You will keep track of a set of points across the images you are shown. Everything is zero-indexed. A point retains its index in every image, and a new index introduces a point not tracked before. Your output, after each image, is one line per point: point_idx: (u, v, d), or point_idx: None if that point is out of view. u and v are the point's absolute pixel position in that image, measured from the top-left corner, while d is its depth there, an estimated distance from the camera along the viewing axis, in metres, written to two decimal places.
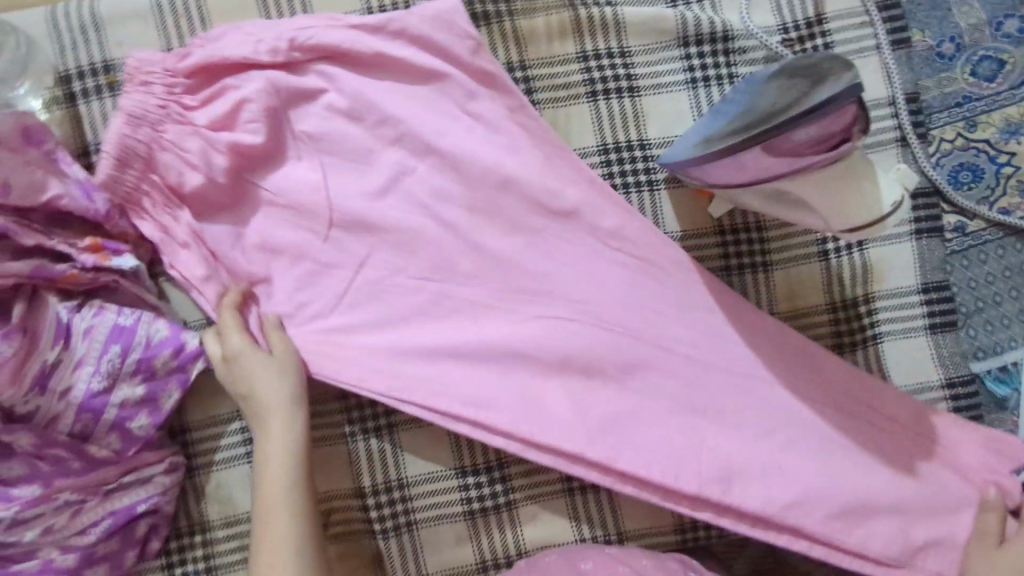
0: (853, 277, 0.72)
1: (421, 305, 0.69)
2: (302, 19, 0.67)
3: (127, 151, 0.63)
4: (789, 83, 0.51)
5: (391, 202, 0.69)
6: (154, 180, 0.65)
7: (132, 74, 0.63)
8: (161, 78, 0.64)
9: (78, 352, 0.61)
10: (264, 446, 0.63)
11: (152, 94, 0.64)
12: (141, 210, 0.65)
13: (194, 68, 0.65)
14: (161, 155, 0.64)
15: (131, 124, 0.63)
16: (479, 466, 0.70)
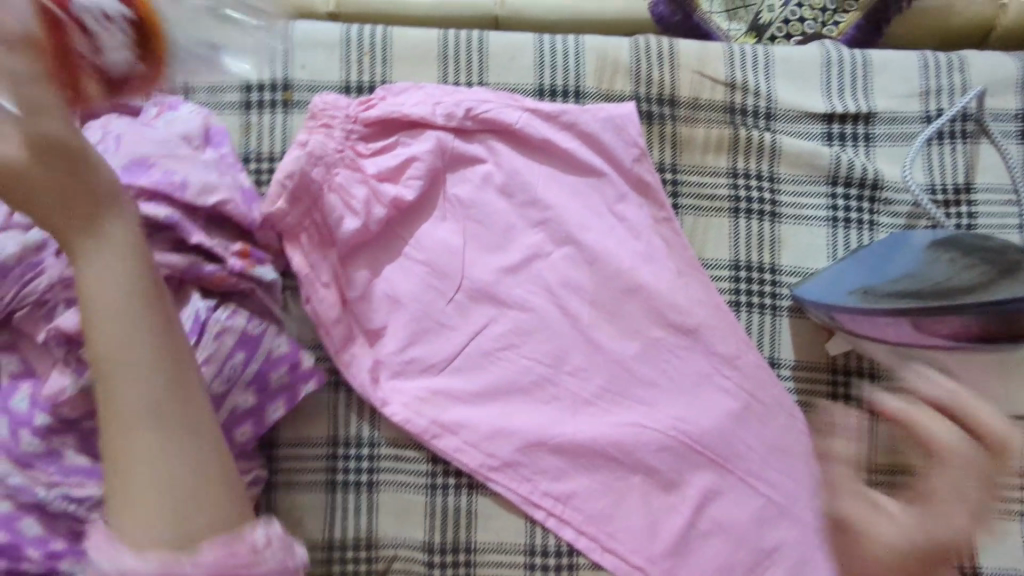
0: None
1: (532, 380, 0.70)
2: (481, 92, 0.72)
3: (301, 188, 0.66)
4: (967, 266, 0.54)
5: (521, 274, 0.72)
6: (314, 216, 0.67)
7: (317, 113, 0.68)
8: (343, 122, 0.69)
9: (206, 351, 0.61)
10: (111, 430, 0.48)
11: (332, 137, 0.68)
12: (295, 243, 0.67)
13: (373, 119, 0.70)
14: (328, 196, 0.67)
15: (309, 161, 0.67)
16: (549, 548, 0.69)
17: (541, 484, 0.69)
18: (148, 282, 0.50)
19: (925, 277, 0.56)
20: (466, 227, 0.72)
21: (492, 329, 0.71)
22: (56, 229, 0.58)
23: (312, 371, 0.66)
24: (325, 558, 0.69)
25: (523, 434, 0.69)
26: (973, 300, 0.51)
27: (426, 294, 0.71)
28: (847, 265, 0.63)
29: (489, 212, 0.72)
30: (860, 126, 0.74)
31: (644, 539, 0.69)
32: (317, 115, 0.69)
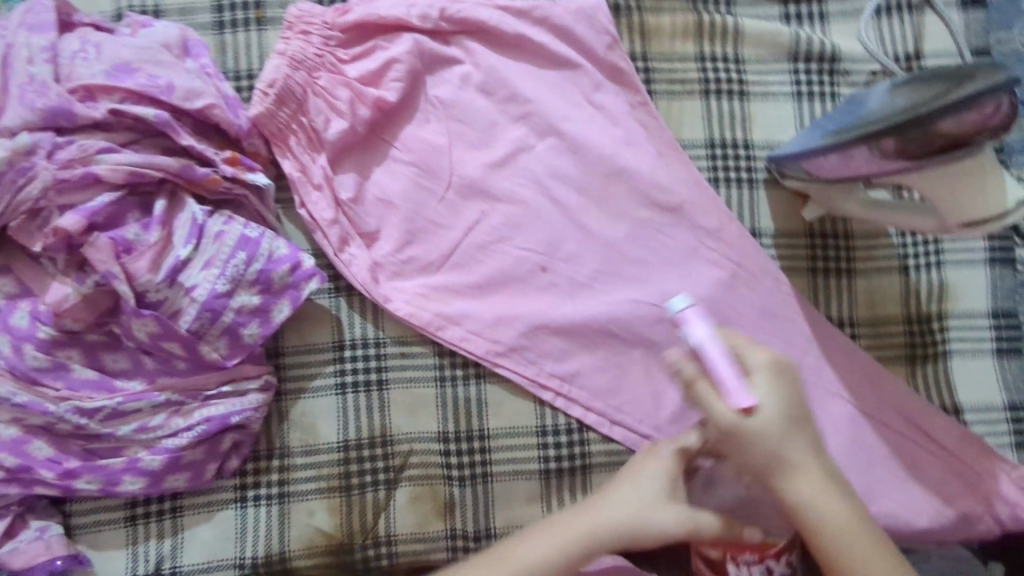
0: (929, 292, 0.76)
1: (528, 267, 0.73)
2: None
3: (286, 92, 0.68)
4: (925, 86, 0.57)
5: (509, 168, 0.74)
6: (303, 122, 0.69)
7: (293, 23, 0.70)
8: (320, 30, 0.70)
9: (207, 253, 0.62)
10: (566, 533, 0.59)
11: (310, 42, 0.69)
12: (285, 147, 0.69)
13: (349, 25, 0.71)
14: (313, 99, 0.69)
15: (291, 66, 0.68)
16: (559, 428, 0.71)
17: (546, 365, 0.71)
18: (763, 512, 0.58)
19: (891, 102, 0.58)
20: (451, 126, 0.74)
21: (486, 222, 0.73)
22: (47, 133, 0.59)
23: (313, 269, 0.65)
24: (341, 460, 0.69)
25: (525, 319, 0.71)
26: (946, 105, 0.53)
27: (418, 194, 0.72)
28: (815, 128, 0.67)
29: (472, 110, 0.74)
30: (814, 5, 0.78)
31: (649, 408, 0.72)
32: (294, 24, 0.70)
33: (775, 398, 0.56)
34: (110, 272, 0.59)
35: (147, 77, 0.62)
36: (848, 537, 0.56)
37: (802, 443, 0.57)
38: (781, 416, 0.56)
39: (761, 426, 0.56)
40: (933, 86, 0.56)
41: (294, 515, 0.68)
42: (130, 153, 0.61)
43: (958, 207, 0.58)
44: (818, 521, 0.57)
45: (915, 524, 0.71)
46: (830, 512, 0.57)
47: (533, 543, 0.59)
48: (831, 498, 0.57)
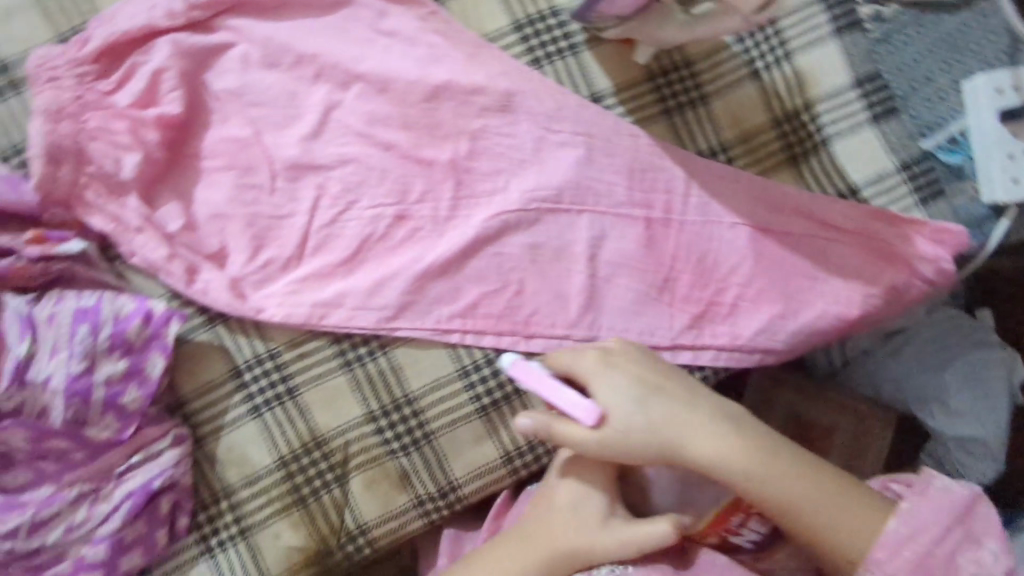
0: (787, 87, 0.73)
1: (387, 224, 0.70)
2: None
3: (57, 148, 0.62)
4: None
5: (327, 133, 0.70)
6: (94, 173, 0.64)
7: (36, 73, 0.63)
8: (68, 69, 0.63)
9: (49, 341, 0.59)
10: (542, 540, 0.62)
11: (62, 86, 0.63)
12: (86, 206, 0.64)
13: (98, 51, 0.64)
14: (92, 144, 0.63)
15: (51, 121, 0.62)
16: (479, 363, 0.70)
17: (442, 310, 0.69)
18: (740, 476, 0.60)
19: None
20: (251, 114, 0.69)
21: (327, 195, 0.69)
22: None
23: (168, 312, 0.63)
24: (286, 476, 0.68)
25: (403, 274, 0.69)
26: None
27: (247, 196, 0.68)
28: None
29: (263, 89, 0.69)
30: None
31: (557, 309, 0.70)
32: (37, 73, 0.63)
33: (726, 442, 0.61)
34: None
35: None
36: (785, 501, 0.59)
37: (797, 471, 0.60)
38: (810, 482, 0.60)
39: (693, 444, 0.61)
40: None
41: (262, 544, 0.68)
42: None
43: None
44: (777, 483, 0.59)
45: (851, 316, 0.70)
46: (803, 493, 0.59)
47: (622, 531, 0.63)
48: (817, 487, 0.60)
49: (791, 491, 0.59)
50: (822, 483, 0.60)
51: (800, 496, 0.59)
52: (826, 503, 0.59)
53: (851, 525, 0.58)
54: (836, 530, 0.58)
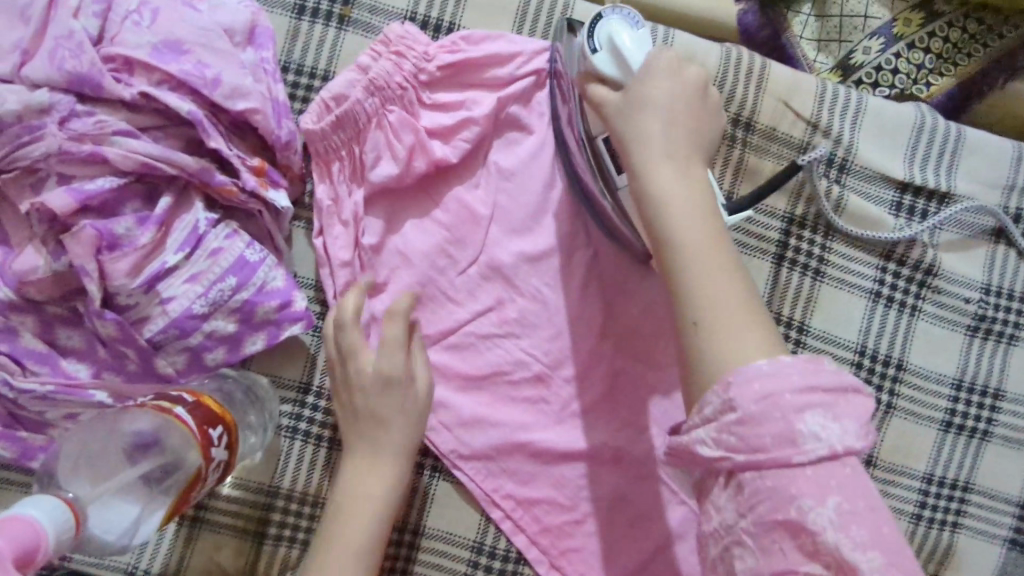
0: (932, 553, 0.68)
1: (525, 378, 0.66)
2: None
3: (350, 114, 0.62)
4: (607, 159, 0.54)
5: (544, 265, 0.66)
6: (355, 153, 0.63)
7: (391, 40, 0.63)
8: (417, 59, 0.63)
9: (197, 267, 0.56)
10: None
11: (401, 67, 0.63)
12: (327, 171, 0.63)
13: (446, 65, 0.64)
14: (375, 133, 0.63)
15: (367, 91, 0.62)
16: (496, 551, 0.66)
17: (506, 485, 0.66)
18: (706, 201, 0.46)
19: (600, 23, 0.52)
20: (498, 200, 0.66)
21: (498, 312, 0.66)
22: (67, 96, 0.52)
23: (303, 314, 0.60)
24: (267, 504, 0.65)
25: (503, 431, 0.66)
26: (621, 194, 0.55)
27: (438, 260, 0.66)
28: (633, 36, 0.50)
29: (528, 189, 0.66)
30: (933, 204, 0.69)
31: (595, 566, 0.66)
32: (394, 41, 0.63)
33: (673, 171, 0.46)
34: (83, 266, 0.53)
35: (194, 64, 0.55)
36: (684, 203, 0.45)
37: (671, 175, 0.46)
38: (697, 205, 0.46)
39: (653, 189, 0.46)
40: (641, 42, 0.49)
41: (199, 543, 0.64)
42: (151, 141, 0.54)
43: (664, 134, 0.47)
44: (665, 220, 0.45)
45: None
46: (686, 226, 0.45)
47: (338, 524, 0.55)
48: (708, 256, 0.44)
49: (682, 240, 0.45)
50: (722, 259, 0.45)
51: (687, 245, 0.44)
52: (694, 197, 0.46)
53: (732, 349, 0.42)
54: (717, 346, 0.43)
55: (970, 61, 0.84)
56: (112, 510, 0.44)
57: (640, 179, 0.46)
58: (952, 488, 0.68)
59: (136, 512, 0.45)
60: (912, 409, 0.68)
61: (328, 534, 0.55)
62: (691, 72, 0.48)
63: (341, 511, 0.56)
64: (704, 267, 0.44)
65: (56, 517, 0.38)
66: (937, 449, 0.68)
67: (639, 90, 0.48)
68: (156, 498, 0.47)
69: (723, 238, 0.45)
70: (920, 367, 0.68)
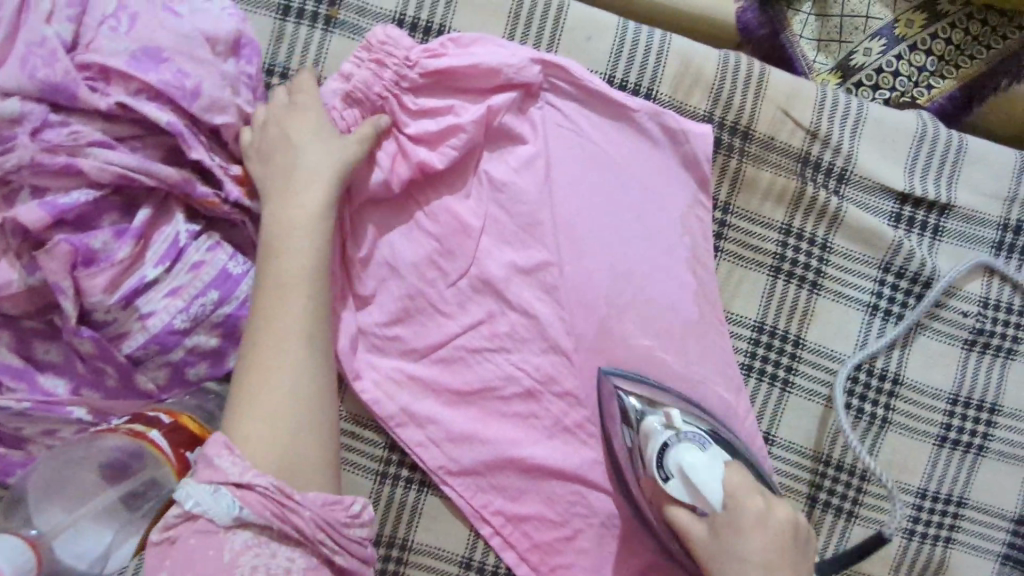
0: (925, 567, 0.68)
1: (516, 392, 0.65)
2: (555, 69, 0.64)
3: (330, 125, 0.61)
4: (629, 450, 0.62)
5: (536, 277, 0.65)
6: None
7: (373, 45, 0.60)
8: (397, 66, 0.60)
9: (177, 281, 0.55)
10: None
11: (381, 76, 0.60)
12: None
13: (431, 71, 0.61)
14: None
15: (346, 102, 0.61)
16: (486, 567, 0.66)
17: (496, 500, 0.65)
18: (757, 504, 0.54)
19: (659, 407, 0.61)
20: (489, 210, 0.65)
21: (488, 325, 0.65)
22: (40, 106, 0.50)
23: None
24: None
25: (493, 446, 0.64)
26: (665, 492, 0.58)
27: (427, 271, 0.64)
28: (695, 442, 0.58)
29: (519, 199, 0.65)
30: (932, 216, 0.68)
31: None
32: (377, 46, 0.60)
33: (744, 529, 0.53)
34: (58, 285, 0.51)
35: (173, 71, 0.53)
36: (763, 523, 0.54)
37: (750, 522, 0.54)
38: (772, 546, 0.53)
39: (689, 522, 0.56)
40: (711, 470, 0.56)
41: None
42: (128, 152, 0.52)
43: (746, 511, 0.54)
44: (721, 558, 0.54)
45: None
46: (739, 569, 0.53)
47: (276, 309, 0.52)
48: (758, 536, 0.53)
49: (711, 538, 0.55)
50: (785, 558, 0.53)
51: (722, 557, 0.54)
52: (759, 522, 0.54)
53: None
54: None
55: (973, 63, 0.82)
56: (85, 537, 0.48)
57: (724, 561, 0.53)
58: (947, 503, 0.68)
59: (111, 536, 0.49)
60: (907, 423, 0.67)
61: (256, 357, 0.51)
62: (775, 516, 0.54)
63: (276, 291, 0.52)
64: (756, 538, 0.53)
65: (15, 557, 0.42)
66: (932, 464, 0.68)
67: (725, 523, 0.54)
68: (127, 523, 0.50)
69: (751, 485, 0.56)
70: (916, 381, 0.67)
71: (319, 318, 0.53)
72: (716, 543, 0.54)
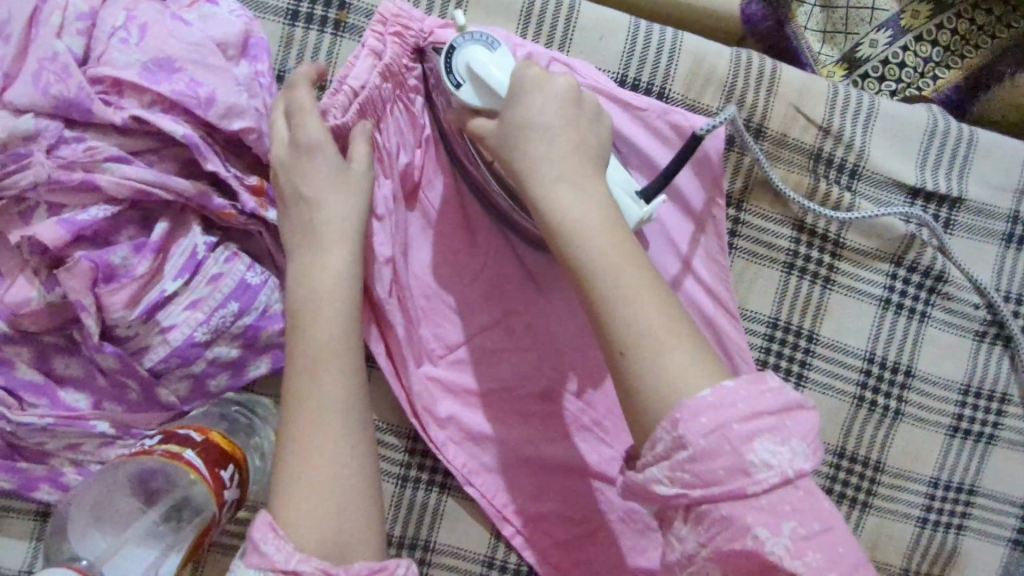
0: (936, 554, 0.69)
1: (535, 393, 0.65)
2: (577, 63, 0.64)
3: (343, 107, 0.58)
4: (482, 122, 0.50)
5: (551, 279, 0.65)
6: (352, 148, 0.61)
7: (387, 18, 0.57)
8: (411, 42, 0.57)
9: (197, 293, 0.54)
10: None
11: (399, 52, 0.58)
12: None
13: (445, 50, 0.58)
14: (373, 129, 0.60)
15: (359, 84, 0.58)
16: (508, 564, 0.67)
17: (517, 500, 0.65)
18: (608, 220, 0.45)
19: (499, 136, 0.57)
20: None
21: (505, 327, 0.65)
22: (55, 122, 0.50)
23: None
24: None
25: (513, 447, 0.65)
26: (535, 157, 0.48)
27: (443, 276, 0.64)
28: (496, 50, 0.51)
29: None
30: (944, 209, 0.68)
31: None
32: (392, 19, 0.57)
33: (569, 196, 0.46)
34: (80, 302, 0.51)
35: (186, 83, 0.52)
36: (614, 271, 0.43)
37: (604, 247, 0.44)
38: (580, 176, 0.47)
39: (592, 270, 0.43)
40: (499, 64, 0.51)
41: None
42: (144, 166, 0.52)
43: (547, 166, 0.46)
44: (623, 328, 0.42)
45: None
46: (611, 266, 0.43)
47: (315, 372, 0.49)
48: (631, 277, 0.43)
49: (590, 263, 0.44)
50: (642, 316, 0.42)
51: (625, 294, 0.43)
52: (610, 251, 0.44)
53: (672, 381, 0.41)
54: (661, 376, 0.41)
55: (978, 53, 0.83)
56: (128, 560, 0.45)
57: (645, 349, 0.42)
58: (958, 491, 0.69)
59: (150, 559, 0.45)
60: (920, 415, 0.68)
61: (299, 432, 0.48)
62: (558, 84, 0.49)
63: (318, 356, 0.50)
64: (608, 278, 0.43)
65: None
66: (944, 454, 0.69)
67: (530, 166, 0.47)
68: (171, 540, 0.47)
69: (620, 236, 0.45)
70: (927, 373, 0.68)
71: (355, 381, 0.50)
72: (584, 252, 0.44)
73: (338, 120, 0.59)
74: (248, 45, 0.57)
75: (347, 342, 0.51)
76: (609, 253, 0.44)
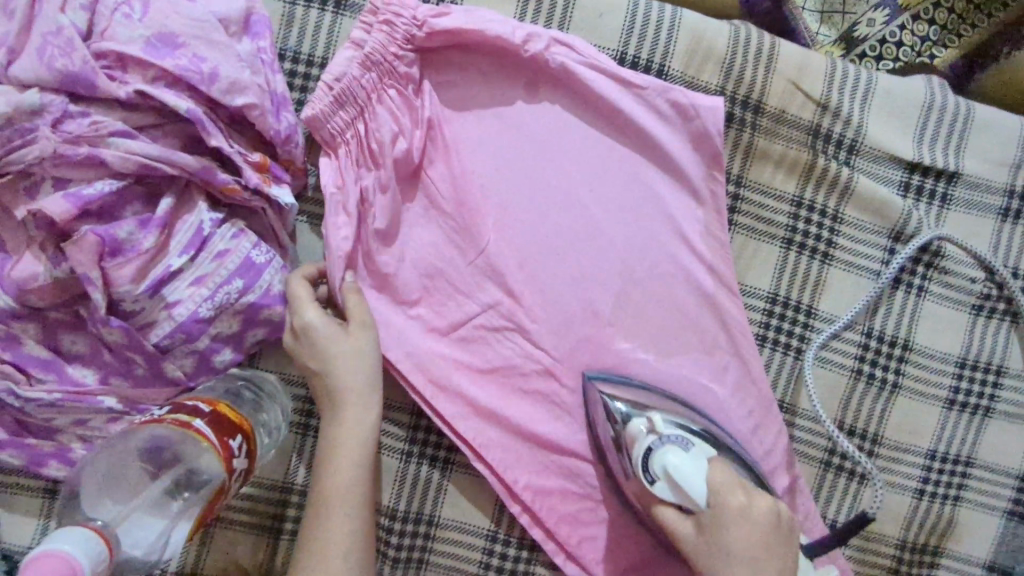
0: (933, 525, 0.70)
1: (538, 370, 0.66)
2: (570, 37, 0.64)
3: (347, 92, 0.61)
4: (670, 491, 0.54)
5: (553, 256, 0.65)
6: (358, 133, 0.62)
7: (379, 8, 0.60)
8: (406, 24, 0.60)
9: (202, 269, 0.55)
10: None
11: (394, 37, 0.61)
12: (333, 156, 0.62)
13: (439, 30, 0.61)
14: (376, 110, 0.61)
15: (364, 66, 0.61)
16: (511, 539, 0.67)
17: (520, 475, 0.66)
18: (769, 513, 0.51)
19: (642, 407, 0.61)
20: (506, 190, 0.65)
21: (507, 303, 0.66)
22: (59, 97, 0.50)
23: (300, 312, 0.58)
24: (280, 502, 0.64)
25: (516, 422, 0.66)
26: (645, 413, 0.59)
27: (445, 254, 0.65)
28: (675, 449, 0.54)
29: (534, 177, 0.65)
30: (941, 184, 0.69)
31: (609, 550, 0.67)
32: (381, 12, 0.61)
33: (738, 504, 0.51)
34: (87, 276, 0.51)
35: (190, 58, 0.52)
36: (756, 524, 0.50)
37: (739, 500, 0.51)
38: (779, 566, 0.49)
39: (726, 537, 0.50)
40: (689, 463, 0.54)
41: (215, 540, 0.64)
42: (149, 141, 0.52)
43: (691, 466, 0.53)
44: (726, 559, 0.49)
45: None
46: (737, 561, 0.49)
47: (339, 415, 0.57)
48: (746, 535, 0.50)
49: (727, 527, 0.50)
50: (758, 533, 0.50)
51: (730, 549, 0.49)
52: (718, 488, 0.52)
53: (750, 551, 0.49)
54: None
55: (975, 32, 0.82)
56: (142, 527, 0.44)
57: (725, 554, 0.50)
58: (955, 462, 0.70)
59: (162, 526, 0.45)
60: (917, 388, 0.69)
61: (331, 465, 0.57)
62: None
63: (338, 399, 0.58)
64: (744, 534, 0.50)
65: (89, 550, 0.36)
66: (941, 426, 0.70)
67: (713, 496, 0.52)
68: (179, 509, 0.47)
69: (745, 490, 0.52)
70: (925, 347, 0.69)
71: (371, 413, 0.58)
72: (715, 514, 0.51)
73: (344, 104, 0.61)
74: (251, 24, 0.57)
75: (366, 378, 0.58)
76: (726, 495, 0.51)
